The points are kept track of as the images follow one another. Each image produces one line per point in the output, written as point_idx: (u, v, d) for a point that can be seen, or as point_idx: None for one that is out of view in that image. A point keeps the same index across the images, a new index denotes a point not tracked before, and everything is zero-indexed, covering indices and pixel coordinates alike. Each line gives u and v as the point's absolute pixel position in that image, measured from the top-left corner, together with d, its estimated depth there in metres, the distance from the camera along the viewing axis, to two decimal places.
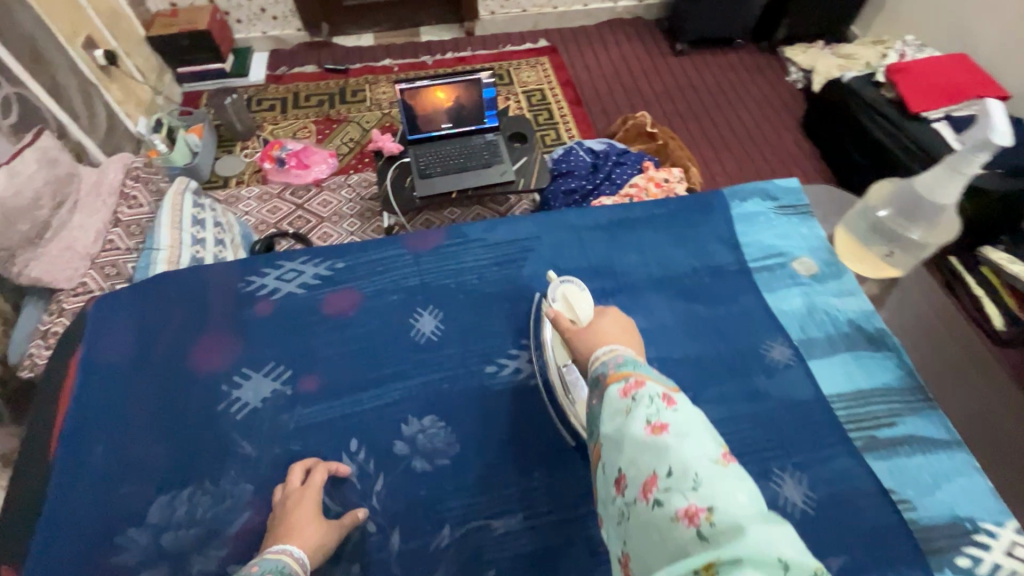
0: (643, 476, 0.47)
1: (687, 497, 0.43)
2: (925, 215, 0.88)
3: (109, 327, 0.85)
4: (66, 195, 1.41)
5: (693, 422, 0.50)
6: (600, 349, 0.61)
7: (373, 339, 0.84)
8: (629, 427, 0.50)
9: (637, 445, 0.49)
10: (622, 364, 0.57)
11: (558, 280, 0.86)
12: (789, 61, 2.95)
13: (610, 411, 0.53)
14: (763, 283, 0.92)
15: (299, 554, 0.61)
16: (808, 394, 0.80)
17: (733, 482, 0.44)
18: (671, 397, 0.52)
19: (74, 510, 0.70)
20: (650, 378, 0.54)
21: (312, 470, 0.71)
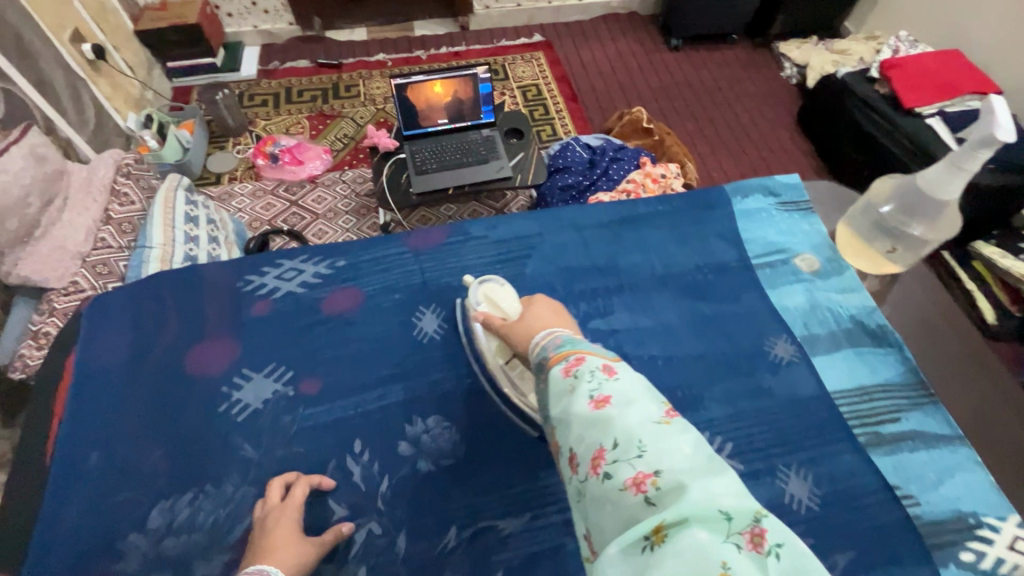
0: (590, 452, 0.43)
1: (635, 466, 0.40)
2: (927, 212, 0.86)
3: (103, 328, 0.83)
4: (55, 192, 1.31)
5: (635, 387, 0.47)
6: (537, 336, 0.58)
7: (376, 337, 0.83)
8: (573, 405, 0.46)
9: (581, 420, 0.45)
10: (563, 346, 0.54)
11: (476, 282, 0.84)
12: (784, 57, 2.94)
13: (555, 393, 0.49)
14: (767, 280, 0.92)
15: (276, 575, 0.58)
16: (812, 390, 0.80)
17: (676, 438, 0.42)
18: (612, 367, 0.48)
19: (71, 517, 0.68)
20: (590, 353, 0.51)
21: (292, 485, 0.69)
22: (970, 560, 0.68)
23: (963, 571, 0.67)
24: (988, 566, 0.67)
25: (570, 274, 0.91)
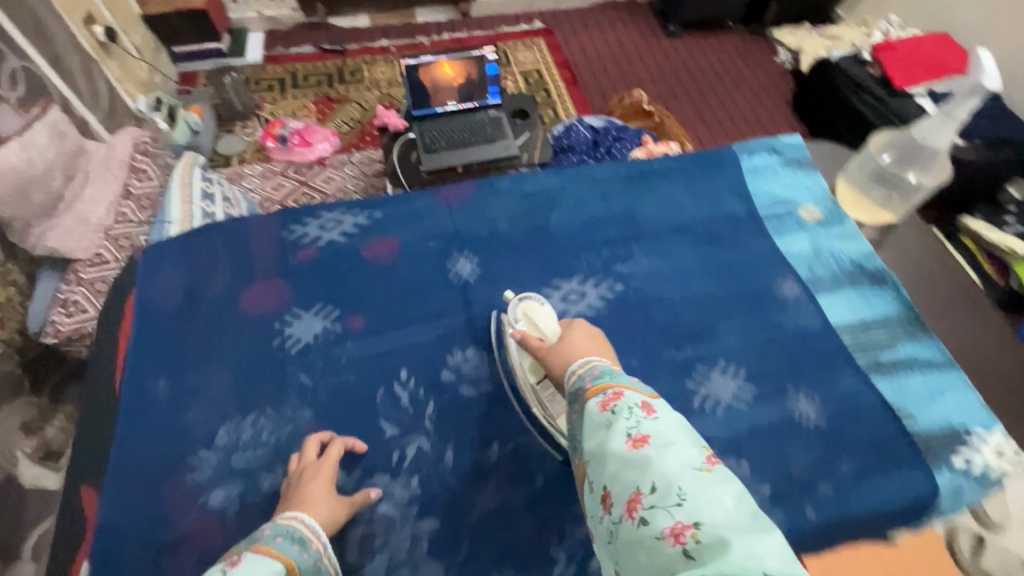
0: (627, 494, 0.49)
1: (672, 516, 0.46)
2: (924, 161, 0.94)
3: (159, 273, 0.88)
4: (75, 167, 1.39)
5: (671, 430, 0.53)
6: (574, 365, 0.64)
7: (415, 280, 0.90)
8: (609, 442, 0.53)
9: (619, 459, 0.51)
10: (600, 378, 0.60)
11: (516, 297, 0.84)
12: (777, 43, 3.03)
13: (592, 427, 0.55)
14: (773, 229, 0.99)
15: (309, 522, 0.62)
16: (816, 324, 0.88)
17: (714, 490, 0.47)
18: (650, 407, 0.55)
19: (144, 436, 0.74)
20: (628, 390, 0.57)
21: (328, 444, 0.72)
22: (960, 465, 0.76)
23: (955, 475, 0.75)
24: (978, 470, 0.75)
25: (591, 224, 0.98)
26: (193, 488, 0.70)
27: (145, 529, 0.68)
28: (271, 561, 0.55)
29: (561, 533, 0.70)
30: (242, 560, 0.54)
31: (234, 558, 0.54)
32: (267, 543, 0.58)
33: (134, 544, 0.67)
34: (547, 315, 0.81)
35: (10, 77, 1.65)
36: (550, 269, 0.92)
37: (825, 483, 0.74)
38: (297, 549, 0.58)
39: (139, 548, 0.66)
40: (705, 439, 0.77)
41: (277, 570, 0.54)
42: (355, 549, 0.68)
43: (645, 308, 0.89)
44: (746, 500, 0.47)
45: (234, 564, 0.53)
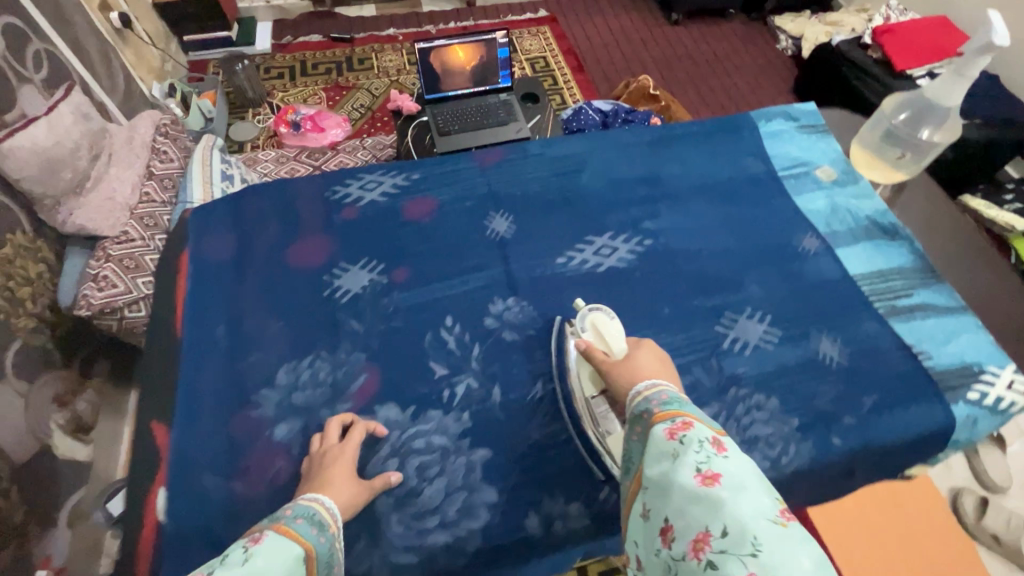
0: (693, 533, 0.47)
1: (744, 565, 0.43)
2: (940, 117, 0.99)
3: (210, 230, 0.93)
4: (100, 148, 1.70)
5: (743, 472, 0.50)
6: (641, 385, 0.63)
7: (456, 235, 0.94)
8: (677, 472, 0.50)
9: (685, 491, 0.49)
10: (668, 404, 0.58)
11: (586, 308, 0.81)
12: (779, 30, 3.07)
13: (656, 454, 0.53)
14: (791, 188, 1.04)
15: (327, 504, 0.62)
16: (836, 274, 0.93)
17: (794, 546, 0.43)
18: (721, 443, 0.52)
19: (209, 377, 0.78)
20: (699, 422, 0.54)
21: (350, 427, 0.73)
22: (975, 397, 0.81)
23: (971, 407, 0.80)
24: (991, 402, 0.81)
25: (619, 185, 1.02)
26: (258, 422, 0.74)
27: (217, 459, 0.72)
28: (293, 543, 0.53)
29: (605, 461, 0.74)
30: (264, 539, 0.52)
31: (258, 534, 0.53)
32: (287, 523, 0.56)
33: (207, 472, 0.71)
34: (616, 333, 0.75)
35: (35, 60, 1.68)
36: (582, 226, 0.97)
37: (849, 415, 0.79)
38: (315, 532, 0.56)
39: (213, 475, 0.71)
40: (737, 376, 0.82)
41: (298, 553, 0.52)
42: (413, 476, 0.72)
43: (674, 260, 0.94)
44: (828, 564, 0.43)
45: (258, 540, 0.51)
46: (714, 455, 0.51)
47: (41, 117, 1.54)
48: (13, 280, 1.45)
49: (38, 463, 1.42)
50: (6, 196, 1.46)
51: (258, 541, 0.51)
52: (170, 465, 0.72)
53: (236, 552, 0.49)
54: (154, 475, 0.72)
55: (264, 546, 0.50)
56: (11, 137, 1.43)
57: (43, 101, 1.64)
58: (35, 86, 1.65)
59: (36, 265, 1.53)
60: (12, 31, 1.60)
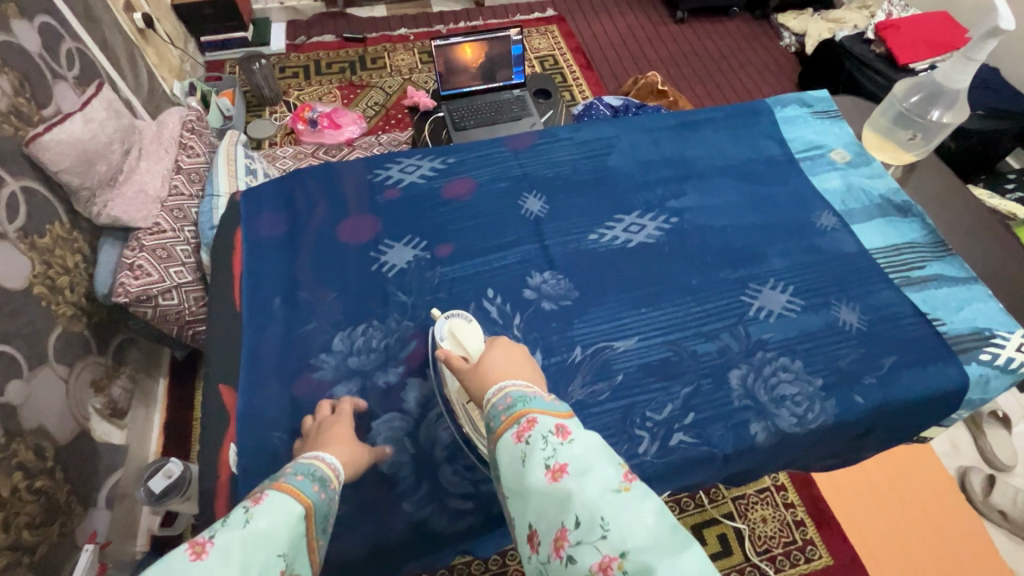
0: (553, 532, 0.52)
1: (598, 549, 0.49)
2: (948, 98, 1.10)
3: (262, 211, 0.98)
4: (131, 143, 1.75)
5: (587, 452, 0.56)
6: (489, 390, 0.66)
7: (494, 214, 0.99)
8: (531, 476, 0.55)
9: (539, 491, 0.54)
10: (513, 404, 0.63)
11: (444, 315, 0.82)
12: (782, 27, 3.14)
13: (510, 460, 0.58)
14: (808, 169, 1.09)
15: (329, 459, 0.66)
16: (853, 248, 0.98)
17: (637, 511, 0.50)
18: (562, 430, 0.58)
19: (269, 345, 0.84)
20: (539, 415, 0.59)
21: (338, 404, 0.76)
22: (987, 358, 0.86)
23: (982, 366, 0.86)
24: (1002, 362, 0.86)
25: (645, 166, 1.08)
26: (318, 384, 0.80)
27: (281, 416, 0.78)
28: (293, 503, 0.56)
29: (643, 418, 0.80)
30: (264, 500, 0.55)
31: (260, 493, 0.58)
32: (287, 481, 0.59)
33: (275, 428, 0.77)
34: (472, 332, 0.77)
35: (67, 58, 1.73)
36: (610, 204, 1.02)
37: (869, 374, 0.84)
38: (316, 488, 0.60)
39: (279, 432, 0.77)
40: (764, 340, 0.87)
41: (298, 512, 0.56)
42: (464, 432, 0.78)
43: (700, 235, 0.99)
44: (667, 510, 0.51)
45: (257, 502, 0.54)
46: (557, 446, 0.56)
47: (76, 112, 1.59)
48: (53, 268, 1.50)
49: (78, 445, 1.47)
50: (46, 188, 1.52)
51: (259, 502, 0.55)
52: (240, 423, 0.78)
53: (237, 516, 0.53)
54: (226, 433, 0.78)
55: (263, 509, 0.54)
56: (51, 132, 1.49)
57: (75, 100, 1.71)
58: (69, 84, 1.71)
59: (73, 255, 1.58)
60: (47, 30, 1.66)
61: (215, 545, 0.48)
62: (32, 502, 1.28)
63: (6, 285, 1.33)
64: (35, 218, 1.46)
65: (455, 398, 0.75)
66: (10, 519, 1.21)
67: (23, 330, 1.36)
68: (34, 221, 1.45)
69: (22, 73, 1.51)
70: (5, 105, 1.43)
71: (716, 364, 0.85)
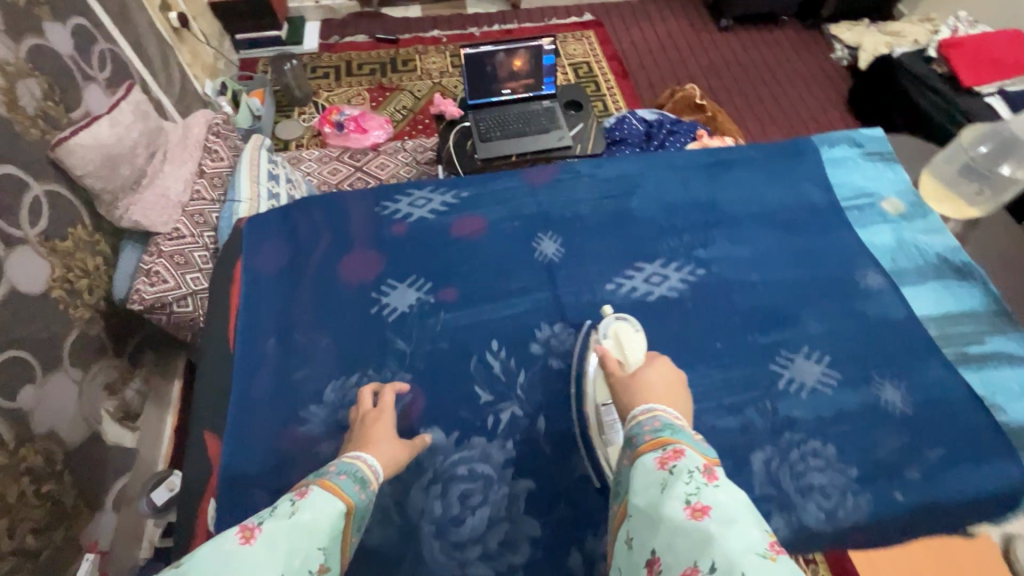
0: (681, 569, 0.50)
1: None
2: (1016, 156, 1.19)
3: (263, 244, 0.99)
4: (157, 146, 1.75)
5: (732, 503, 0.53)
6: (638, 408, 0.67)
7: (501, 258, 0.97)
8: (669, 503, 0.54)
9: (672, 522, 0.53)
10: (661, 430, 0.63)
11: (613, 315, 0.87)
12: (835, 39, 2.96)
13: (648, 482, 0.58)
14: (854, 220, 1.02)
15: (370, 460, 0.69)
16: (901, 314, 0.91)
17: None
18: (711, 473, 0.56)
19: (261, 392, 0.84)
20: (689, 450, 0.58)
21: (382, 391, 0.80)
22: None
23: None
24: None
25: (668, 211, 1.02)
26: (307, 439, 0.79)
27: (267, 472, 0.77)
28: (336, 500, 0.60)
29: None
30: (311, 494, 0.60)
31: (304, 487, 0.63)
32: (332, 479, 0.64)
33: (263, 484, 0.76)
34: (634, 339, 0.80)
35: (99, 59, 1.75)
36: (628, 252, 0.98)
37: (913, 469, 0.78)
38: (357, 488, 0.64)
39: (267, 489, 0.76)
40: (792, 419, 0.81)
41: (340, 509, 0.60)
42: (456, 503, 0.79)
43: (727, 291, 0.93)
44: None
45: (303, 496, 0.59)
46: (702, 486, 0.54)
47: (104, 115, 1.60)
48: (73, 271, 1.51)
49: (90, 449, 1.48)
50: (70, 191, 1.53)
51: (302, 496, 0.60)
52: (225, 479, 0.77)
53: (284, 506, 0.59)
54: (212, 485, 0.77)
55: (309, 503, 0.59)
56: (77, 136, 1.50)
57: (103, 101, 1.72)
58: (99, 85, 1.72)
59: (94, 258, 1.59)
60: (79, 32, 1.67)
61: (263, 532, 0.54)
62: (39, 507, 1.29)
63: (22, 290, 1.34)
64: (58, 222, 1.47)
65: (594, 398, 0.81)
66: (14, 525, 1.22)
67: (39, 335, 1.37)
68: (56, 224, 1.46)
69: (52, 76, 1.53)
70: (32, 109, 1.44)
71: (728, 444, 0.79)
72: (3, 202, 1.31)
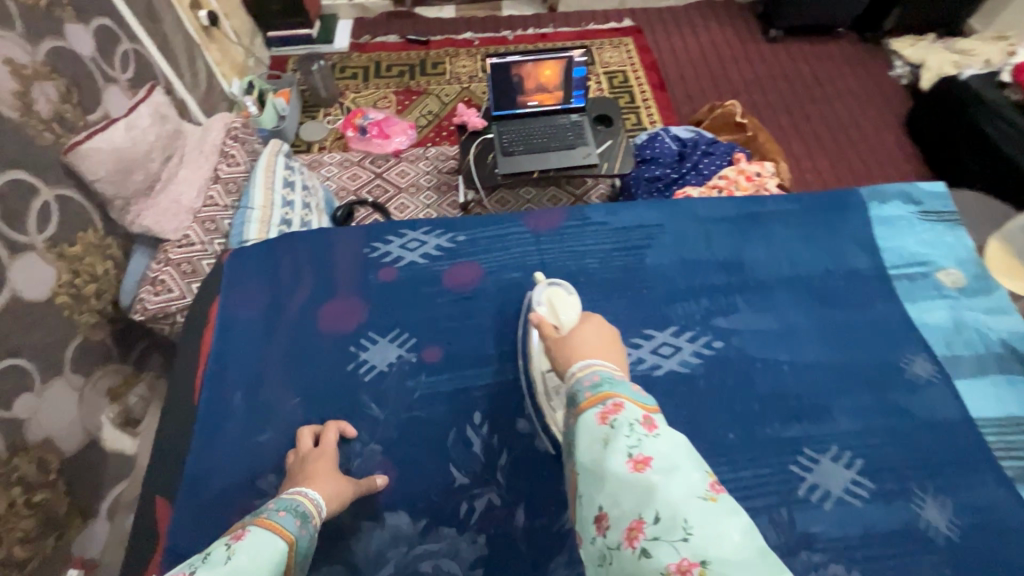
0: (628, 522, 0.54)
1: (678, 552, 0.50)
2: None
3: (241, 287, 1.14)
4: (174, 149, 1.74)
5: (671, 451, 0.58)
6: (575, 366, 0.72)
7: (485, 312, 1.10)
8: (613, 458, 0.58)
9: (617, 476, 0.57)
10: (600, 384, 0.67)
11: (546, 285, 1.02)
12: (894, 55, 2.74)
13: (591, 438, 0.62)
14: (906, 294, 1.14)
15: (312, 493, 0.77)
16: (953, 415, 0.99)
17: (720, 520, 0.51)
18: (649, 422, 0.60)
19: (218, 454, 0.94)
20: (628, 403, 0.63)
21: (319, 434, 0.92)
22: None
23: None
24: None
25: (694, 271, 1.16)
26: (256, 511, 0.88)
27: None
28: (276, 539, 0.63)
29: None
30: (247, 534, 0.62)
31: (243, 528, 0.63)
32: (272, 517, 0.67)
33: None
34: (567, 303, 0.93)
35: (122, 60, 1.74)
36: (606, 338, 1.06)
37: None
38: (299, 524, 0.68)
39: None
40: (811, 535, 0.87)
41: (281, 546, 0.63)
42: None
43: (749, 369, 1.04)
44: (753, 530, 0.51)
45: (240, 537, 0.61)
46: (643, 438, 0.59)
47: (120, 119, 1.58)
48: (80, 276, 1.49)
49: (87, 456, 1.47)
50: (83, 195, 1.52)
51: (240, 539, 0.61)
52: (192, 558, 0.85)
53: (218, 551, 0.58)
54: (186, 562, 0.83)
55: (246, 543, 0.60)
56: (91, 139, 1.48)
57: (124, 103, 1.71)
58: (120, 86, 1.71)
59: (104, 262, 1.58)
60: (102, 33, 1.66)
61: None
62: (30, 517, 1.28)
63: (26, 298, 1.33)
64: (67, 226, 1.46)
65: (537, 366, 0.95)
66: (3, 534, 1.22)
67: (39, 342, 1.36)
68: (66, 229, 1.45)
69: (71, 78, 1.52)
70: (47, 112, 1.43)
71: None
72: (10, 207, 1.30)
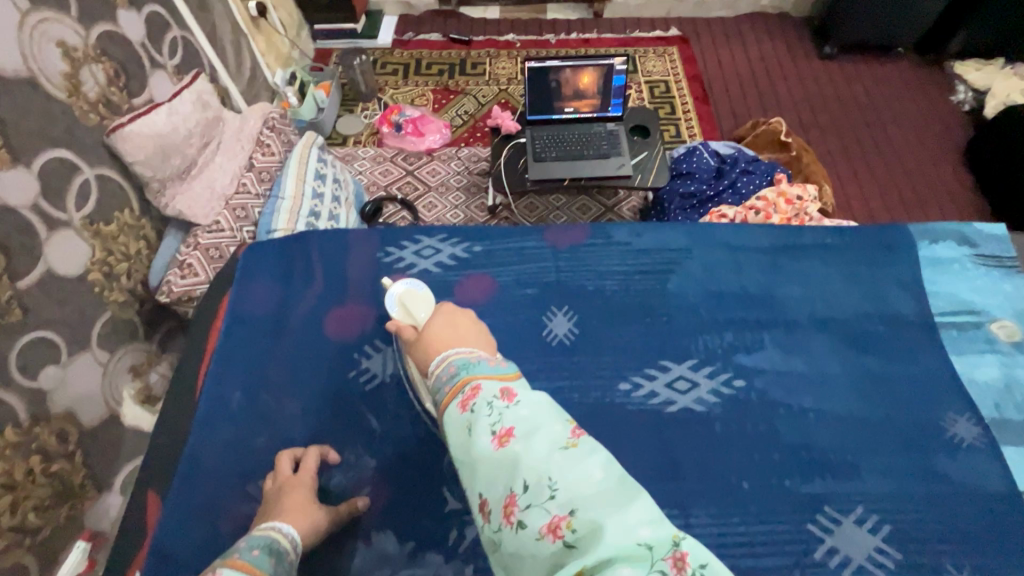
0: (505, 500, 0.56)
1: (549, 511, 0.53)
2: None
3: (254, 283, 1.16)
4: (212, 136, 1.78)
5: (531, 414, 0.62)
6: (432, 364, 0.71)
7: (493, 328, 1.07)
8: (481, 443, 0.60)
9: (485, 457, 0.59)
10: (456, 373, 0.68)
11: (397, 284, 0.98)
12: (959, 78, 2.58)
13: (459, 428, 0.63)
14: (951, 343, 1.07)
15: (288, 530, 0.78)
16: (993, 484, 0.92)
17: (581, 465, 0.56)
18: (506, 391, 0.64)
19: (217, 451, 0.96)
20: (482, 382, 0.65)
21: (297, 460, 0.91)
22: None
23: None
24: None
25: (718, 301, 1.12)
26: (248, 512, 0.90)
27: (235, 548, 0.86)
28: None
29: None
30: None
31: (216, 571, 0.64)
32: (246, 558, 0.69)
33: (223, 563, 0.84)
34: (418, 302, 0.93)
35: (171, 46, 1.78)
36: (617, 364, 1.04)
37: None
38: (272, 560, 0.71)
39: None
40: None
41: None
42: None
43: (768, 410, 0.98)
44: (610, 464, 0.57)
45: None
46: (503, 412, 0.61)
47: (163, 104, 1.62)
48: (113, 255, 1.53)
49: (105, 429, 1.51)
50: (122, 176, 1.56)
51: None
52: (184, 556, 0.85)
53: None
54: (177, 561, 0.85)
55: None
56: (134, 123, 1.52)
57: (169, 88, 1.76)
58: (166, 72, 1.75)
59: (137, 242, 1.62)
60: (153, 19, 1.70)
61: None
62: (45, 486, 1.32)
63: (59, 272, 1.37)
64: (105, 205, 1.50)
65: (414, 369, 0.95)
66: (17, 502, 1.25)
67: (70, 316, 1.40)
68: (103, 209, 1.49)
69: (119, 61, 1.56)
70: (94, 94, 1.47)
71: None
72: (51, 185, 1.34)
